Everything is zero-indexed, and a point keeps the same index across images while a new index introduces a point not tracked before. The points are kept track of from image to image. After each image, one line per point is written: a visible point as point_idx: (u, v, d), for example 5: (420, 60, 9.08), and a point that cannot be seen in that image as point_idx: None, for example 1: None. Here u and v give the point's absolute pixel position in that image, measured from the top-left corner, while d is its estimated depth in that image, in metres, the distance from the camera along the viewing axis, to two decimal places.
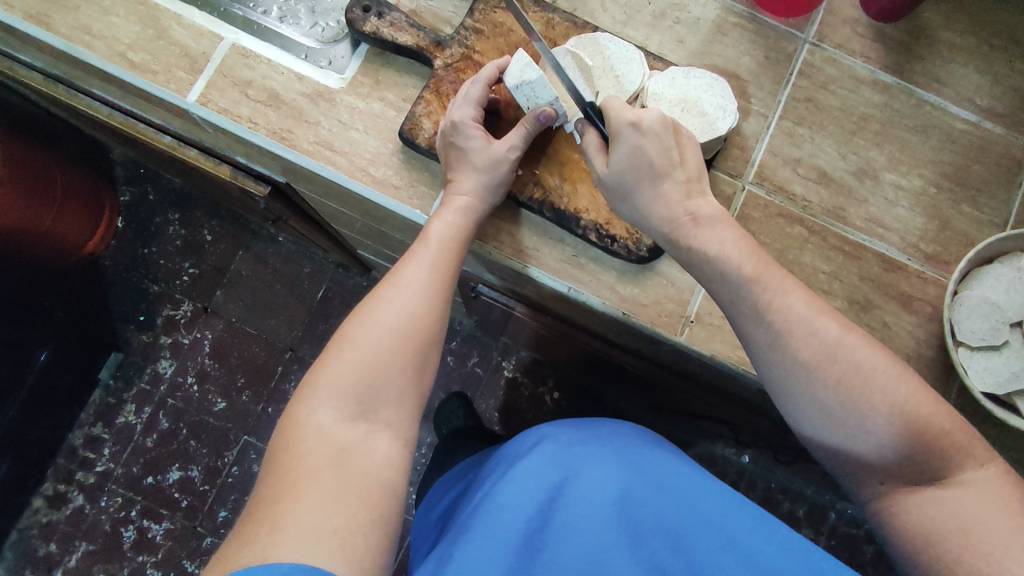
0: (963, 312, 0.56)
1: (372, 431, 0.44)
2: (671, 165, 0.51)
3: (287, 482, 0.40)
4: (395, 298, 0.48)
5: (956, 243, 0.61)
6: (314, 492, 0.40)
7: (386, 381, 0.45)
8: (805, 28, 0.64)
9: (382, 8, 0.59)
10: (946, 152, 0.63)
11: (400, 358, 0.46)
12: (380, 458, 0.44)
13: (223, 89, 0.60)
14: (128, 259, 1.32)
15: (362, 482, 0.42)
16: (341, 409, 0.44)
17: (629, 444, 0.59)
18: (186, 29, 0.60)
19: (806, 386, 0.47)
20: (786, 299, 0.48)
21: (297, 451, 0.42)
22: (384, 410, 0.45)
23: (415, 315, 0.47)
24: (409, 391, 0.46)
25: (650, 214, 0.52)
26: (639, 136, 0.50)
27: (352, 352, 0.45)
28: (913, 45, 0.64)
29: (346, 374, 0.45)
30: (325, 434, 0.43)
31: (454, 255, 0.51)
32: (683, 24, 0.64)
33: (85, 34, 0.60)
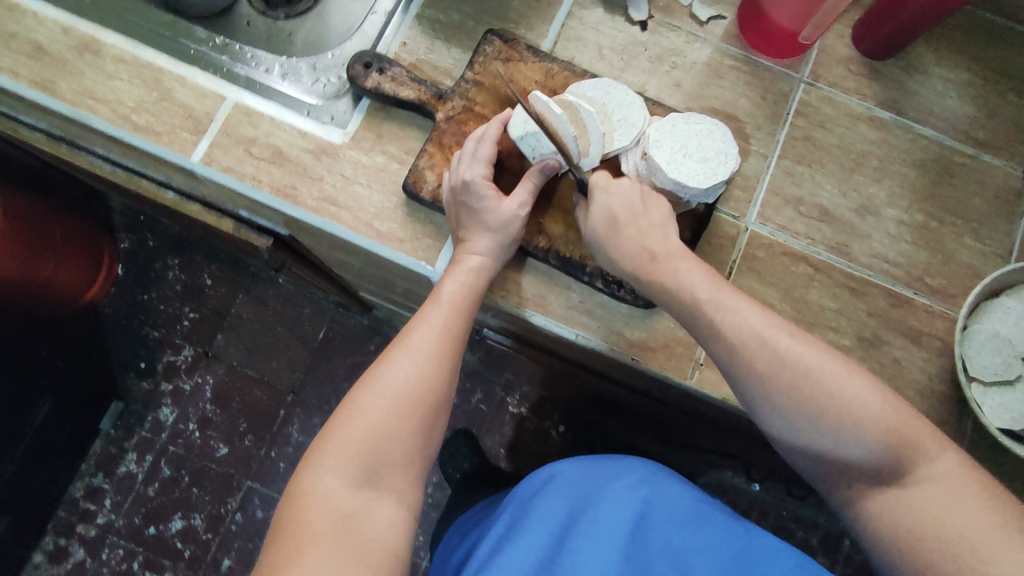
0: (974, 348, 0.56)
1: (376, 497, 0.45)
2: (636, 216, 0.52)
3: (289, 550, 0.41)
4: (404, 361, 0.48)
5: (961, 276, 0.62)
6: (317, 559, 0.41)
7: (392, 448, 0.46)
8: (799, 68, 0.65)
9: (383, 64, 0.60)
10: (945, 186, 0.63)
11: (408, 423, 0.46)
12: (382, 526, 0.44)
13: (226, 148, 0.60)
14: (128, 306, 1.32)
15: (364, 550, 0.43)
16: (347, 477, 0.44)
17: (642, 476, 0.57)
18: (189, 90, 0.61)
19: (768, 404, 0.47)
20: (737, 315, 0.48)
21: (301, 521, 0.43)
22: (392, 475, 0.46)
23: (423, 379, 0.48)
24: (417, 454, 0.47)
25: (614, 259, 0.52)
26: (606, 196, 0.52)
27: (359, 416, 0.46)
28: (906, 81, 0.65)
29: (353, 439, 0.45)
30: (330, 501, 0.43)
31: (464, 312, 0.51)
32: (680, 68, 0.65)
33: (89, 99, 0.60)
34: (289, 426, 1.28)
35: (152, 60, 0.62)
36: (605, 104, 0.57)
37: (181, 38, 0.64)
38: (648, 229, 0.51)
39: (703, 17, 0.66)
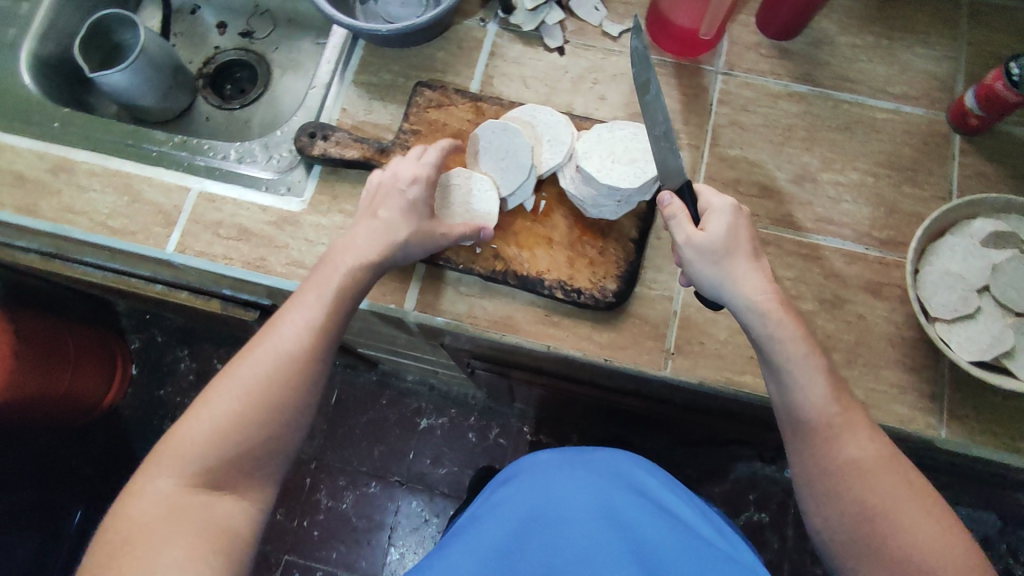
0: (929, 289, 0.57)
1: (217, 489, 0.50)
2: (756, 255, 0.54)
3: (126, 537, 0.47)
4: (256, 361, 0.52)
5: (907, 223, 0.64)
6: (147, 548, 0.46)
7: (241, 449, 0.50)
8: (713, 61, 0.69)
9: (326, 131, 0.65)
10: (873, 142, 0.66)
11: (251, 428, 0.51)
12: (225, 520, 0.49)
13: (197, 235, 0.65)
14: (147, 403, 1.36)
15: (196, 536, 0.47)
16: (181, 479, 0.49)
17: (620, 473, 0.61)
18: (157, 188, 0.66)
19: (826, 486, 0.51)
20: (829, 403, 0.51)
21: (131, 516, 0.48)
22: (240, 478, 0.51)
23: (269, 378, 0.51)
24: (263, 454, 0.51)
25: (739, 283, 0.52)
26: (736, 220, 0.54)
27: (208, 413, 0.51)
28: (816, 54, 0.69)
29: (192, 444, 0.50)
30: (166, 499, 0.48)
31: (335, 309, 0.54)
32: (602, 83, 0.69)
33: (68, 213, 0.66)
34: (316, 494, 1.29)
35: (119, 168, 0.67)
36: (533, 130, 0.62)
37: (143, 143, 0.69)
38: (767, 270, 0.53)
39: (614, 32, 0.70)
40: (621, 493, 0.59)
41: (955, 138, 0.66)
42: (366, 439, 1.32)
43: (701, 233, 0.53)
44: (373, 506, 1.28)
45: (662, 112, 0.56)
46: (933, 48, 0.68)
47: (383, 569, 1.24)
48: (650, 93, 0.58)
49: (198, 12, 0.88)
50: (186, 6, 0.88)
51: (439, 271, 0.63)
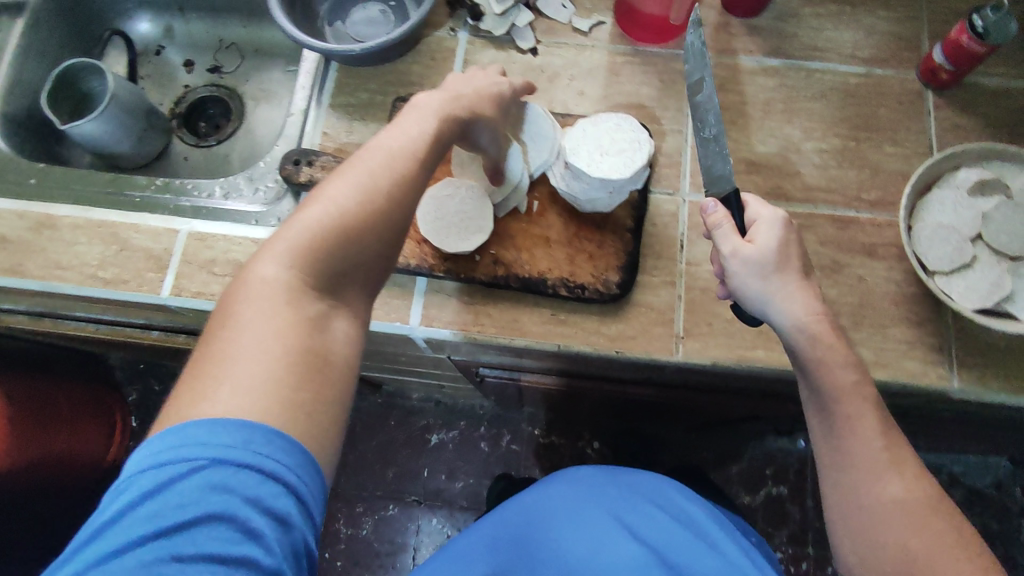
0: (925, 244, 0.57)
1: (333, 307, 0.43)
2: (801, 269, 0.52)
3: (227, 351, 0.39)
4: (373, 165, 0.44)
5: (892, 183, 0.65)
6: (257, 364, 0.38)
7: (355, 256, 0.43)
8: (685, 45, 0.70)
9: (310, 156, 0.65)
10: (850, 107, 0.67)
11: (363, 234, 0.43)
12: (340, 338, 0.42)
13: (192, 275, 0.64)
14: None
15: (318, 362, 0.40)
16: (303, 271, 0.41)
17: (668, 496, 0.64)
18: (144, 233, 0.65)
19: (856, 505, 0.50)
20: (869, 430, 0.50)
21: (252, 307, 0.40)
22: (347, 287, 0.44)
23: (387, 188, 0.44)
24: (372, 270, 0.45)
25: (780, 298, 0.51)
26: (782, 233, 0.52)
27: (326, 202, 0.42)
28: (784, 27, 0.70)
29: (315, 228, 0.42)
30: (281, 293, 0.40)
31: (443, 125, 0.48)
32: (579, 78, 0.70)
33: (57, 269, 0.64)
34: (335, 524, 1.27)
35: (104, 218, 0.66)
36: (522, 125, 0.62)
37: (125, 191, 0.69)
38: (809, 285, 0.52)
39: (584, 27, 0.71)
40: (665, 510, 0.62)
41: (928, 95, 0.67)
42: (379, 462, 1.31)
43: (750, 244, 0.52)
44: (394, 529, 1.27)
45: (714, 114, 0.59)
46: (895, 10, 0.70)
47: None
48: (703, 93, 0.61)
49: (162, 52, 0.87)
50: (150, 48, 0.86)
51: (440, 283, 0.62)
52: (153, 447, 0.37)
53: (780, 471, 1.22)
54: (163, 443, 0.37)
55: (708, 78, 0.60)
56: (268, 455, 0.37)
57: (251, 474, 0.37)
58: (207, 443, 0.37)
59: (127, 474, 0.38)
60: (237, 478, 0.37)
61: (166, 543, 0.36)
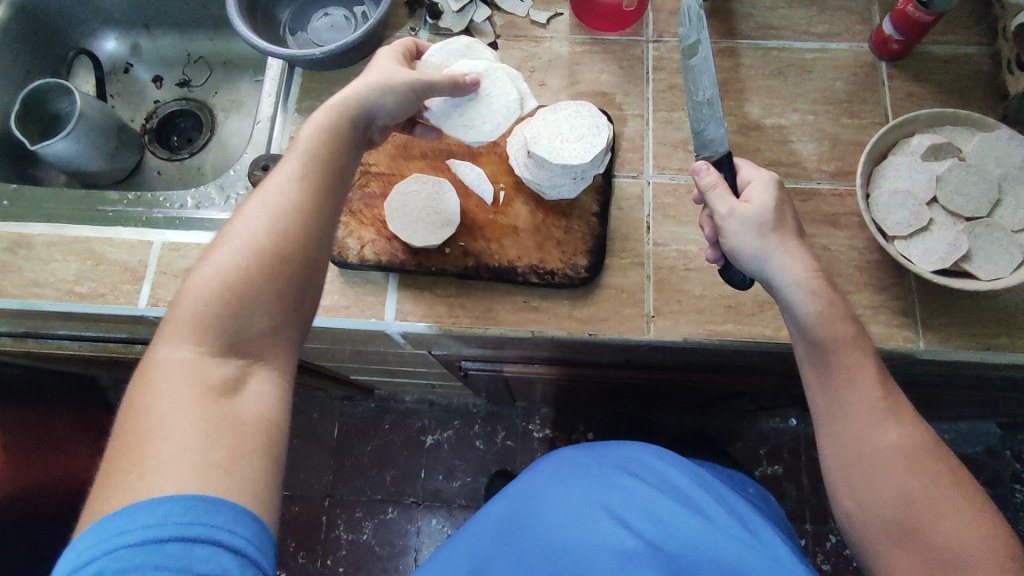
0: (883, 210, 0.58)
1: (243, 366, 0.44)
2: (794, 226, 0.52)
3: (135, 433, 0.40)
4: (257, 220, 0.46)
5: (851, 153, 0.66)
6: (163, 438, 0.39)
7: (255, 313, 0.45)
8: (642, 31, 0.71)
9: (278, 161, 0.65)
10: (807, 82, 0.68)
11: (258, 293, 0.45)
12: (251, 398, 0.43)
13: (168, 285, 0.65)
14: None
15: (231, 420, 0.41)
16: (204, 344, 0.43)
17: (643, 462, 0.64)
18: (119, 247, 0.66)
19: (852, 447, 0.50)
20: (861, 372, 0.50)
21: (157, 389, 0.41)
22: (256, 346, 0.45)
23: (276, 232, 0.45)
24: (279, 324, 0.46)
25: (778, 255, 0.50)
26: (775, 192, 0.52)
27: (212, 270, 0.45)
28: (738, 8, 0.71)
29: (206, 301, 0.44)
30: (184, 370, 0.42)
31: (318, 161, 0.48)
32: (539, 70, 0.71)
33: (34, 287, 0.65)
34: (335, 530, 1.28)
35: (77, 234, 0.66)
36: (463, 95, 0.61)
37: (99, 207, 0.70)
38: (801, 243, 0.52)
39: (542, 20, 0.72)
40: (645, 481, 0.61)
41: (881, 66, 0.68)
42: (375, 467, 1.31)
43: (746, 204, 0.52)
44: (395, 531, 1.27)
45: (709, 76, 0.58)
46: None
47: None
48: (699, 55, 0.60)
49: (131, 69, 0.88)
50: (119, 66, 0.87)
51: (413, 278, 0.63)
52: (77, 547, 0.37)
53: (774, 449, 1.23)
54: (85, 543, 0.37)
55: (705, 40, 0.59)
56: (215, 510, 0.38)
57: (202, 547, 0.37)
58: (125, 527, 0.37)
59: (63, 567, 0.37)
60: (167, 549, 0.37)
61: None
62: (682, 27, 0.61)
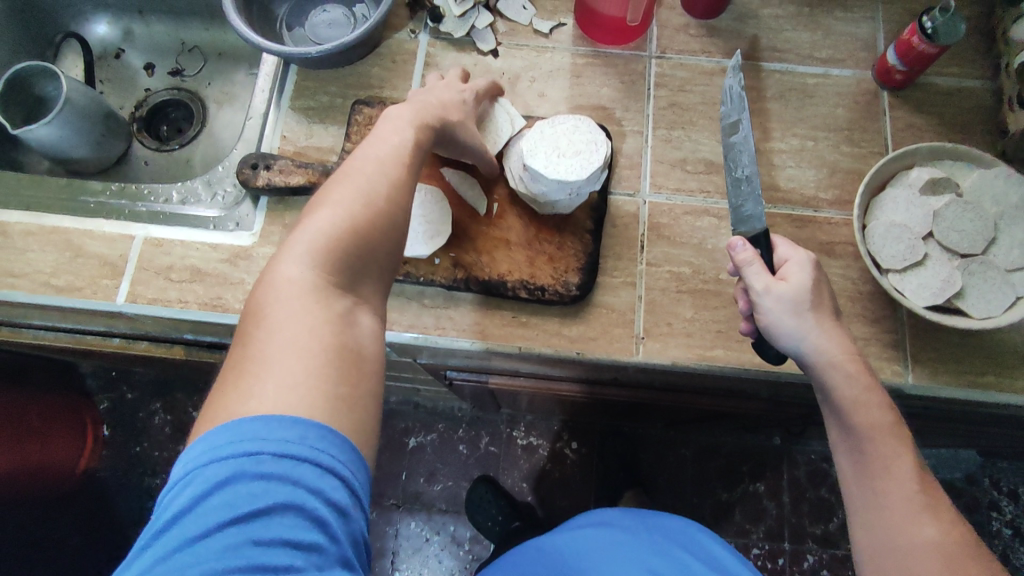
0: (878, 242, 0.58)
1: (355, 303, 0.44)
2: (828, 307, 0.51)
3: (262, 354, 0.39)
4: (373, 168, 0.47)
5: (849, 182, 0.65)
6: (295, 362, 0.39)
7: (368, 251, 0.45)
8: (645, 47, 0.70)
9: (268, 160, 0.64)
10: (808, 107, 0.68)
11: (373, 231, 0.45)
12: (368, 332, 0.43)
13: (148, 282, 0.63)
14: (124, 463, 1.29)
15: (352, 352, 0.41)
16: (326, 272, 0.43)
17: (693, 539, 0.67)
18: (100, 240, 0.64)
19: (883, 536, 0.48)
20: (897, 463, 0.49)
21: (281, 310, 0.41)
22: (364, 286, 0.45)
23: (393, 182, 0.47)
24: (386, 265, 0.46)
25: (813, 335, 0.50)
26: (813, 275, 0.51)
27: (333, 207, 0.44)
28: (743, 29, 0.71)
29: (332, 230, 0.43)
30: (309, 294, 0.42)
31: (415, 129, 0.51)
32: (540, 80, 0.70)
33: (9, 277, 0.63)
34: None
35: (58, 225, 0.65)
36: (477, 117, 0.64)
37: (80, 196, 0.68)
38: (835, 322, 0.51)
39: (545, 29, 0.71)
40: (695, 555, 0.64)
41: (884, 95, 0.68)
42: None
43: (783, 283, 0.50)
44: (372, 534, 1.26)
45: (748, 155, 0.57)
46: (852, 10, 0.71)
47: None
48: (739, 133, 0.58)
49: (123, 55, 0.86)
50: (110, 51, 0.85)
51: (401, 287, 0.62)
52: (212, 441, 0.37)
53: (757, 467, 1.23)
54: (226, 437, 0.36)
55: (746, 120, 0.57)
56: (334, 450, 0.37)
57: (313, 466, 0.37)
58: (267, 437, 0.36)
59: (184, 471, 0.37)
60: (299, 471, 0.36)
61: (237, 531, 0.35)
62: (724, 106, 0.60)
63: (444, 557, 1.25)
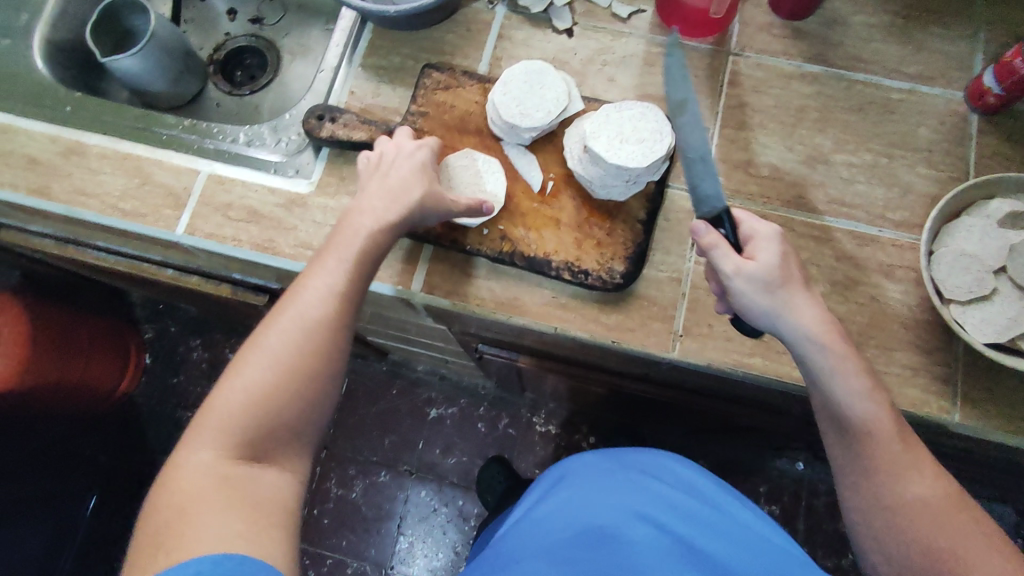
0: (944, 269, 0.55)
1: (263, 463, 0.49)
2: (796, 277, 0.52)
3: (171, 515, 0.44)
4: (292, 320, 0.51)
5: (921, 205, 0.63)
6: (204, 517, 0.44)
7: (277, 411, 0.49)
8: (724, 42, 0.68)
9: (334, 113, 0.65)
10: (887, 123, 0.65)
11: (310, 380, 0.50)
12: (268, 487, 0.48)
13: (206, 217, 0.65)
14: (160, 392, 1.35)
15: (253, 505, 0.46)
16: (220, 446, 0.47)
17: (662, 466, 0.65)
18: (167, 171, 0.67)
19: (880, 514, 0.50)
20: (898, 454, 0.50)
21: (181, 489, 0.46)
22: (276, 448, 0.49)
23: (300, 342, 0.51)
24: (317, 411, 0.51)
25: (792, 312, 0.50)
26: (778, 246, 0.52)
27: (241, 381, 0.49)
28: (830, 34, 0.68)
29: (228, 409, 0.48)
30: (194, 471, 0.46)
31: (359, 266, 0.54)
32: (611, 64, 0.69)
33: (81, 196, 0.66)
34: (327, 482, 1.29)
35: (131, 151, 0.68)
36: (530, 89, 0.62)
37: (154, 127, 0.70)
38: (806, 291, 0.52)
39: (624, 13, 0.69)
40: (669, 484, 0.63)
41: (972, 119, 0.64)
42: (376, 429, 1.32)
43: (753, 261, 0.51)
44: (383, 496, 1.28)
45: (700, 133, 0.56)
46: (950, 27, 0.67)
47: (392, 558, 1.25)
48: (686, 114, 0.57)
49: None
50: None
51: (447, 253, 0.63)
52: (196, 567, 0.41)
53: (775, 490, 1.20)
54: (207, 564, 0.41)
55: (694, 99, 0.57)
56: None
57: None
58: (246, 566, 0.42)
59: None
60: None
61: None
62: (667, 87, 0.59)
63: (448, 529, 1.26)
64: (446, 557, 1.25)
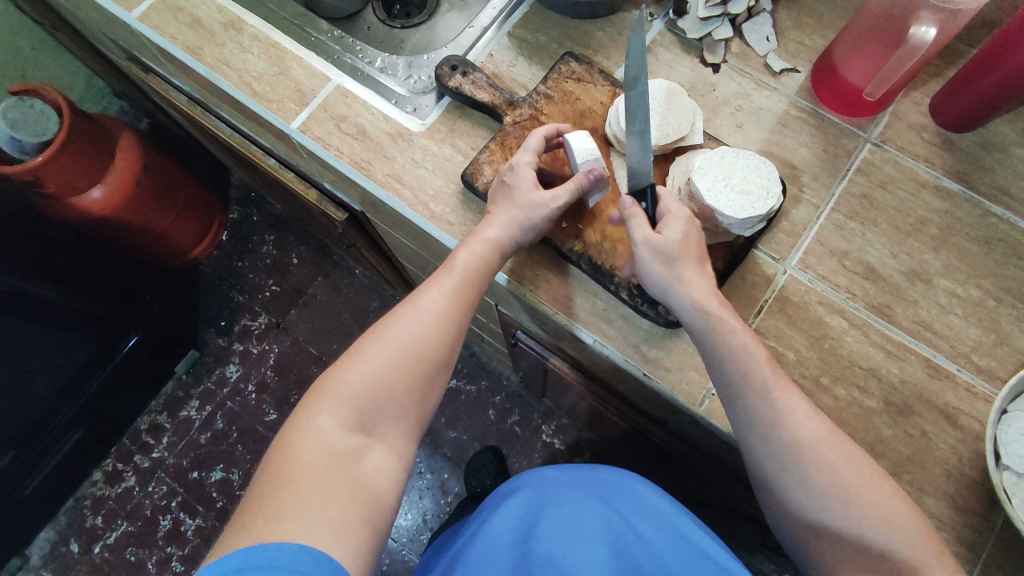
0: (1012, 433, 0.51)
1: (369, 443, 0.52)
2: (696, 251, 0.54)
3: (285, 479, 0.48)
4: (412, 318, 0.55)
5: (1013, 361, 0.58)
6: (312, 489, 0.48)
7: (384, 399, 0.53)
8: (867, 128, 0.66)
9: (467, 68, 0.67)
10: (1009, 266, 0.61)
11: (417, 377, 0.54)
12: (371, 471, 0.51)
13: (321, 121, 0.69)
14: (223, 269, 1.43)
15: (356, 488, 0.49)
16: (338, 420, 0.51)
17: (614, 485, 0.65)
18: (304, 69, 0.71)
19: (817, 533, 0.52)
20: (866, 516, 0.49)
21: (299, 451, 0.49)
22: (380, 429, 0.53)
23: (423, 337, 0.54)
24: (417, 406, 0.54)
25: (687, 286, 0.52)
26: (687, 223, 0.54)
27: (361, 362, 0.53)
28: (983, 157, 0.64)
29: (348, 387, 0.52)
30: (312, 439, 0.50)
31: (477, 278, 0.56)
32: (745, 111, 0.67)
33: (224, 66, 0.72)
34: None
35: (280, 42, 0.72)
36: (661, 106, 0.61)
37: (308, 28, 0.75)
38: (702, 271, 0.53)
39: (776, 68, 0.68)
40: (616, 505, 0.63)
41: None
42: None
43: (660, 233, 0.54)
44: None
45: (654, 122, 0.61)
46: None
47: None
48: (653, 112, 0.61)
49: None
50: None
51: None
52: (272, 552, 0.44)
53: None
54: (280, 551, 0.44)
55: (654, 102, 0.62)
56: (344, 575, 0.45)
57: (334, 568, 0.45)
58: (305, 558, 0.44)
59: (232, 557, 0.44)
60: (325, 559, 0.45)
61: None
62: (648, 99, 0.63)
63: (425, 495, 1.28)
64: (412, 520, 1.26)
